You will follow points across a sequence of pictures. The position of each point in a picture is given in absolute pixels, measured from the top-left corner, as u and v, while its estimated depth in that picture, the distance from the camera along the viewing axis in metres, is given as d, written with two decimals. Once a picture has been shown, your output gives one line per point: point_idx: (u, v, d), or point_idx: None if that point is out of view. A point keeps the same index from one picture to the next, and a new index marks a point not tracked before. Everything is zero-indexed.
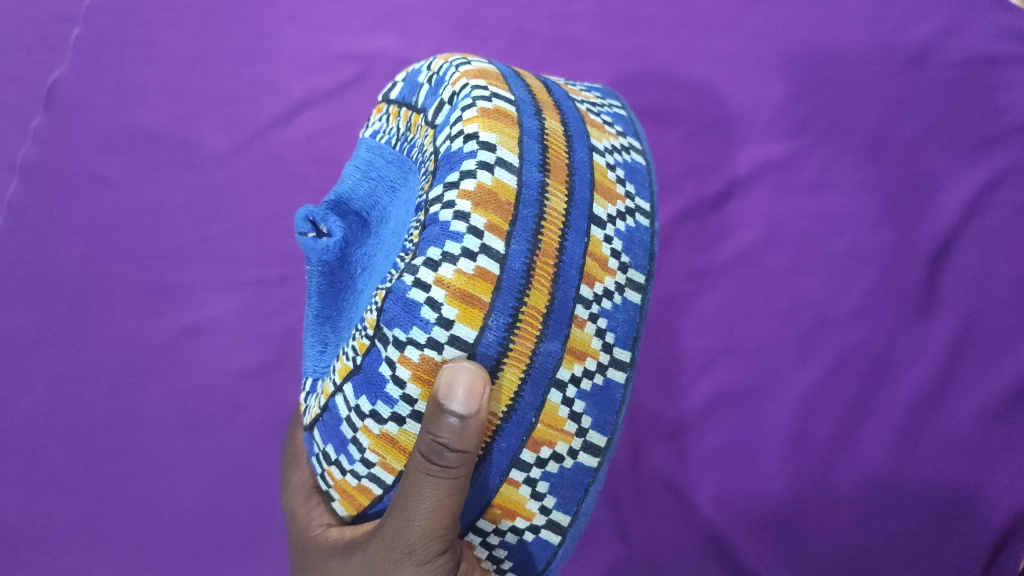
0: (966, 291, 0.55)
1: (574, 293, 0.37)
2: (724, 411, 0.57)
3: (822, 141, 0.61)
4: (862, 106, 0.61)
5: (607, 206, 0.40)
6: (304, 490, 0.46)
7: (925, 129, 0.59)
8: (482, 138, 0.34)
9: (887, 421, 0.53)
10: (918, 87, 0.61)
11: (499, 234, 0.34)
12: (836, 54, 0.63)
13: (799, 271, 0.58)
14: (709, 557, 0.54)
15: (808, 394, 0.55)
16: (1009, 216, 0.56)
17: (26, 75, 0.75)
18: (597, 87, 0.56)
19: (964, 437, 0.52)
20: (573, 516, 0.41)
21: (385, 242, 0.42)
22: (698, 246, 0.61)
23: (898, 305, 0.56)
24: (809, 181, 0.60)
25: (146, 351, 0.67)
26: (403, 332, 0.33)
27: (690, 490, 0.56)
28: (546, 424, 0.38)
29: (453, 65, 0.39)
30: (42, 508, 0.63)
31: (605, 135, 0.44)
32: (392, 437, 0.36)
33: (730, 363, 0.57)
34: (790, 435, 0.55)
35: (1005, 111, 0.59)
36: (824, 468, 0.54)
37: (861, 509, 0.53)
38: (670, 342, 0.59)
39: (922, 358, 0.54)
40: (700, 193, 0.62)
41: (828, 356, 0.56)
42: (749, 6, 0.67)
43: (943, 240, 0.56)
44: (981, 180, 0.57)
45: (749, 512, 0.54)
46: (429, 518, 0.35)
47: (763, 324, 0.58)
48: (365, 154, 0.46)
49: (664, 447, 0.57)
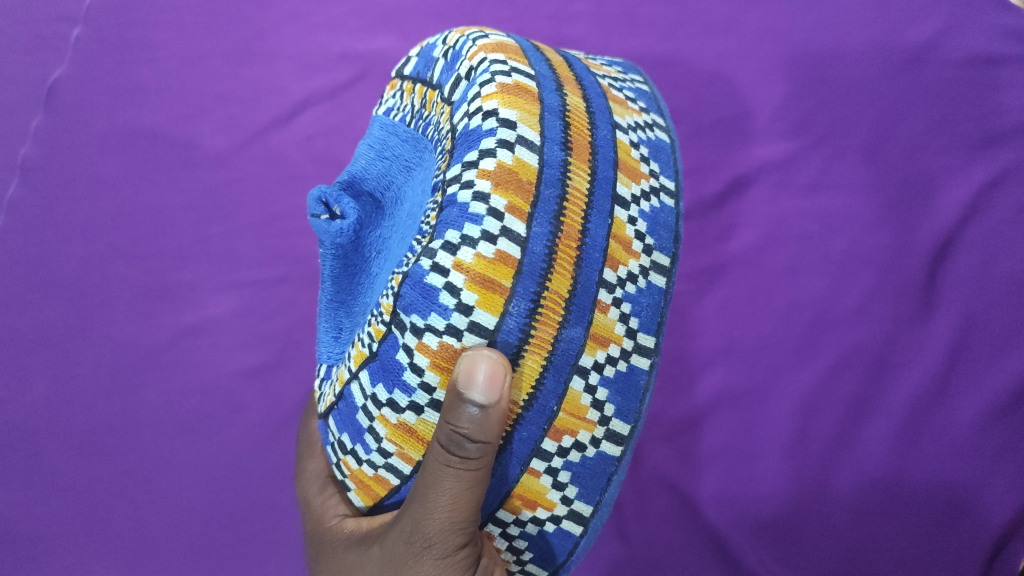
0: (965, 290, 0.54)
1: (597, 277, 0.36)
2: (724, 411, 0.56)
3: (821, 142, 0.60)
4: (861, 106, 0.60)
5: (631, 185, 0.39)
6: (319, 479, 0.46)
7: (925, 130, 0.59)
8: (502, 115, 0.34)
9: (887, 420, 0.53)
10: (917, 88, 0.60)
11: (520, 216, 0.33)
12: (833, 53, 0.62)
13: (799, 271, 0.57)
14: (708, 556, 0.54)
15: (808, 395, 0.54)
16: (1009, 217, 0.55)
17: (25, 75, 0.74)
18: (619, 61, 0.55)
19: (963, 438, 0.51)
20: (595, 506, 0.40)
21: (401, 224, 0.41)
22: (698, 246, 0.61)
23: (898, 305, 0.55)
24: (807, 181, 0.60)
25: (147, 353, 0.66)
26: (421, 318, 0.32)
27: (690, 491, 0.55)
28: (568, 412, 0.37)
29: (470, 39, 0.38)
30: (41, 511, 0.62)
31: (628, 112, 0.43)
32: (410, 425, 0.35)
33: (729, 362, 0.57)
34: (789, 436, 0.54)
35: (1005, 111, 0.58)
36: (823, 468, 0.53)
37: (861, 509, 0.52)
38: (669, 343, 0.59)
39: (920, 358, 0.53)
40: (700, 193, 0.62)
41: (827, 356, 0.55)
42: (747, 5, 0.66)
43: (942, 240, 0.56)
44: (980, 180, 0.56)
45: (749, 512, 0.53)
46: (449, 510, 0.34)
47: (763, 324, 0.57)
48: (378, 133, 0.45)
49: (663, 447, 0.57)
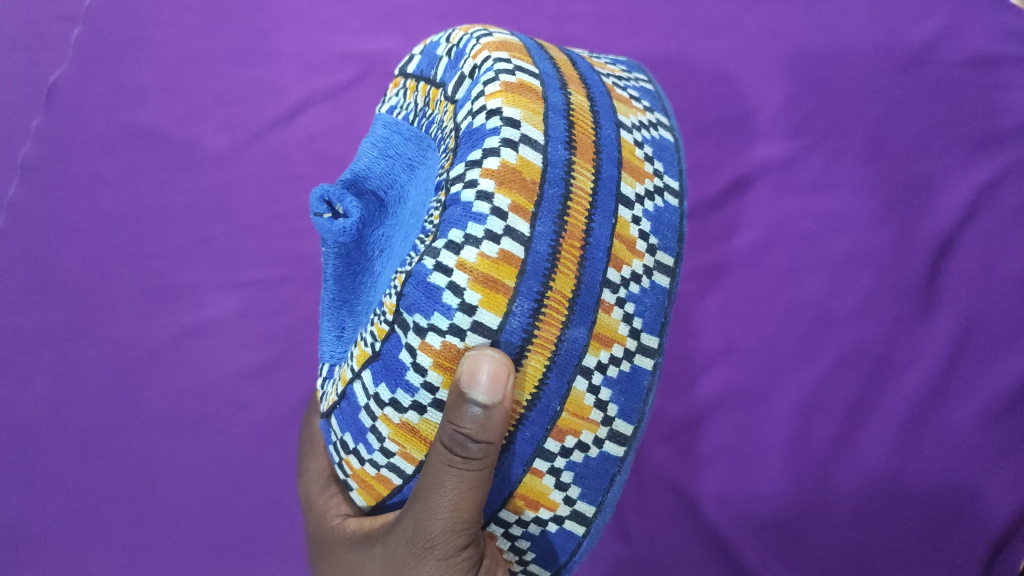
0: (966, 291, 0.54)
1: (601, 276, 0.36)
2: (725, 412, 0.56)
3: (823, 143, 0.60)
4: (863, 107, 0.60)
5: (635, 185, 0.39)
6: (321, 479, 0.46)
7: (926, 130, 0.59)
8: (506, 114, 0.34)
9: (887, 421, 0.52)
10: (918, 88, 0.60)
11: (523, 216, 0.33)
12: (835, 54, 0.62)
13: (800, 272, 0.57)
14: (709, 557, 0.54)
15: (809, 396, 0.54)
16: (1010, 217, 0.55)
17: (26, 75, 0.74)
18: (622, 60, 0.55)
19: (964, 438, 0.51)
20: (598, 507, 0.40)
21: (404, 223, 0.41)
22: (699, 246, 0.61)
23: (899, 306, 0.55)
24: (809, 181, 0.60)
25: (147, 353, 0.66)
26: (424, 317, 0.32)
27: (692, 492, 0.55)
28: (572, 412, 0.37)
29: (474, 37, 0.38)
30: (41, 511, 0.61)
31: (632, 111, 0.43)
32: (413, 425, 0.35)
33: (730, 363, 0.57)
34: (790, 436, 0.54)
35: (1006, 112, 0.58)
36: (824, 469, 0.52)
37: (862, 510, 0.52)
38: (670, 343, 0.59)
39: (921, 358, 0.53)
40: (701, 194, 0.62)
41: (828, 357, 0.55)
42: (749, 7, 0.66)
43: (943, 241, 0.56)
44: (981, 180, 0.56)
45: (750, 513, 0.53)
46: (452, 510, 0.34)
47: (763, 325, 0.57)
48: (382, 131, 0.45)
49: (664, 447, 0.56)
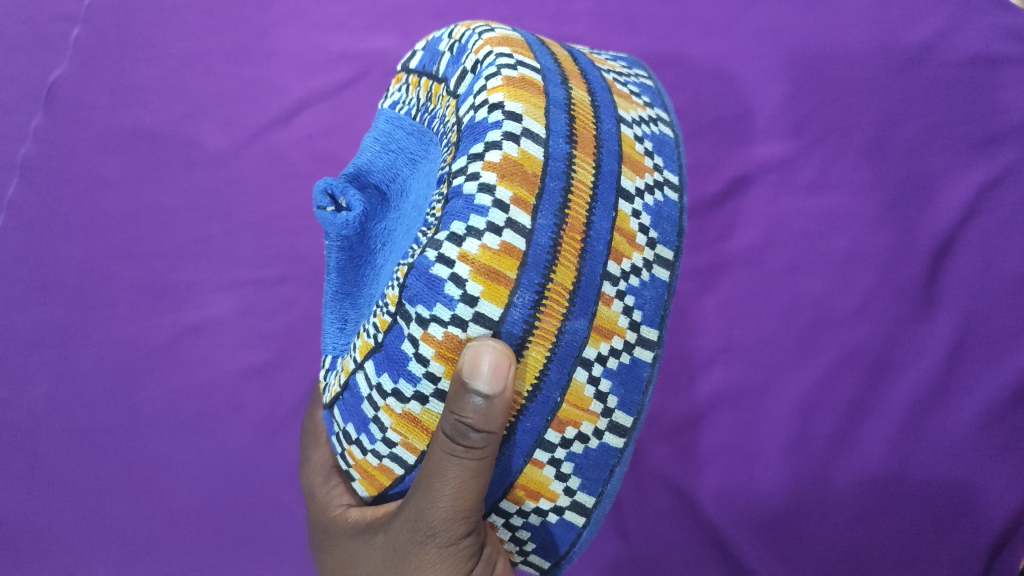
0: (965, 290, 0.55)
1: (601, 269, 0.37)
2: (724, 410, 0.56)
3: (820, 143, 0.61)
4: (860, 107, 0.61)
5: (635, 179, 0.40)
6: (324, 469, 0.46)
7: (925, 130, 0.59)
8: (507, 108, 0.34)
9: (887, 420, 0.53)
10: (917, 88, 0.60)
11: (525, 208, 0.33)
12: (832, 55, 0.63)
13: (799, 271, 0.58)
14: (708, 556, 0.54)
15: (808, 394, 0.54)
16: (1009, 217, 0.56)
17: (25, 75, 0.74)
18: (622, 57, 0.56)
19: (963, 437, 0.52)
20: (598, 497, 0.41)
21: (406, 217, 0.42)
22: (698, 246, 0.61)
23: (898, 305, 0.55)
24: (807, 181, 0.60)
25: (147, 351, 0.66)
26: (426, 308, 0.33)
27: (691, 490, 0.55)
28: (572, 404, 0.37)
29: (476, 33, 0.39)
30: (40, 511, 0.62)
31: (632, 106, 0.44)
32: (415, 416, 0.35)
33: (729, 362, 0.57)
34: (789, 435, 0.54)
35: (1005, 111, 0.59)
36: (823, 467, 0.53)
37: (861, 508, 0.52)
38: (669, 342, 0.59)
39: (921, 358, 0.54)
40: (700, 194, 0.62)
41: (827, 356, 0.55)
42: (746, 7, 0.67)
43: (942, 241, 0.56)
44: (981, 180, 0.57)
45: (749, 512, 0.54)
46: (453, 499, 0.34)
47: (763, 324, 0.57)
48: (384, 126, 0.45)
49: (663, 446, 0.57)
